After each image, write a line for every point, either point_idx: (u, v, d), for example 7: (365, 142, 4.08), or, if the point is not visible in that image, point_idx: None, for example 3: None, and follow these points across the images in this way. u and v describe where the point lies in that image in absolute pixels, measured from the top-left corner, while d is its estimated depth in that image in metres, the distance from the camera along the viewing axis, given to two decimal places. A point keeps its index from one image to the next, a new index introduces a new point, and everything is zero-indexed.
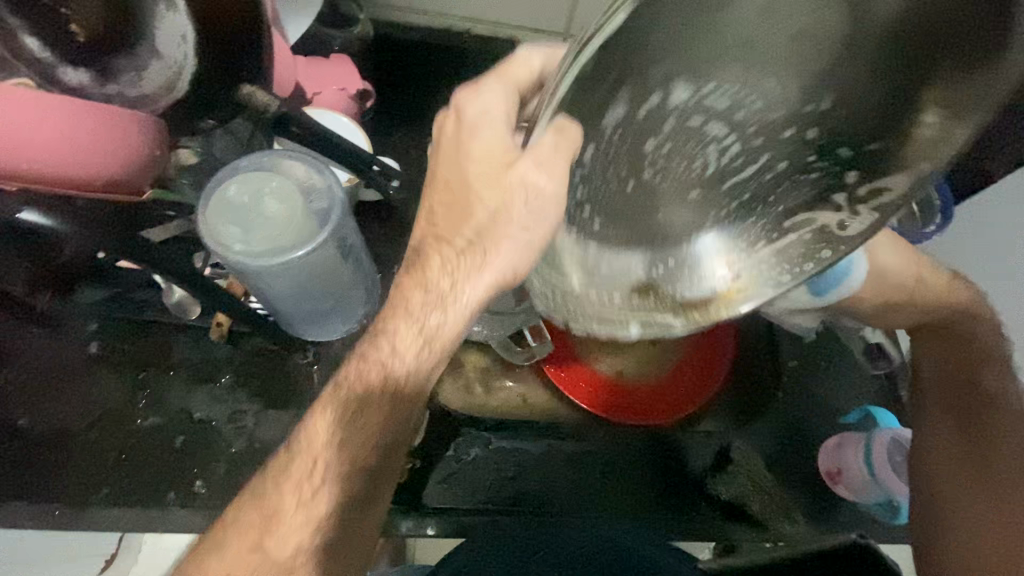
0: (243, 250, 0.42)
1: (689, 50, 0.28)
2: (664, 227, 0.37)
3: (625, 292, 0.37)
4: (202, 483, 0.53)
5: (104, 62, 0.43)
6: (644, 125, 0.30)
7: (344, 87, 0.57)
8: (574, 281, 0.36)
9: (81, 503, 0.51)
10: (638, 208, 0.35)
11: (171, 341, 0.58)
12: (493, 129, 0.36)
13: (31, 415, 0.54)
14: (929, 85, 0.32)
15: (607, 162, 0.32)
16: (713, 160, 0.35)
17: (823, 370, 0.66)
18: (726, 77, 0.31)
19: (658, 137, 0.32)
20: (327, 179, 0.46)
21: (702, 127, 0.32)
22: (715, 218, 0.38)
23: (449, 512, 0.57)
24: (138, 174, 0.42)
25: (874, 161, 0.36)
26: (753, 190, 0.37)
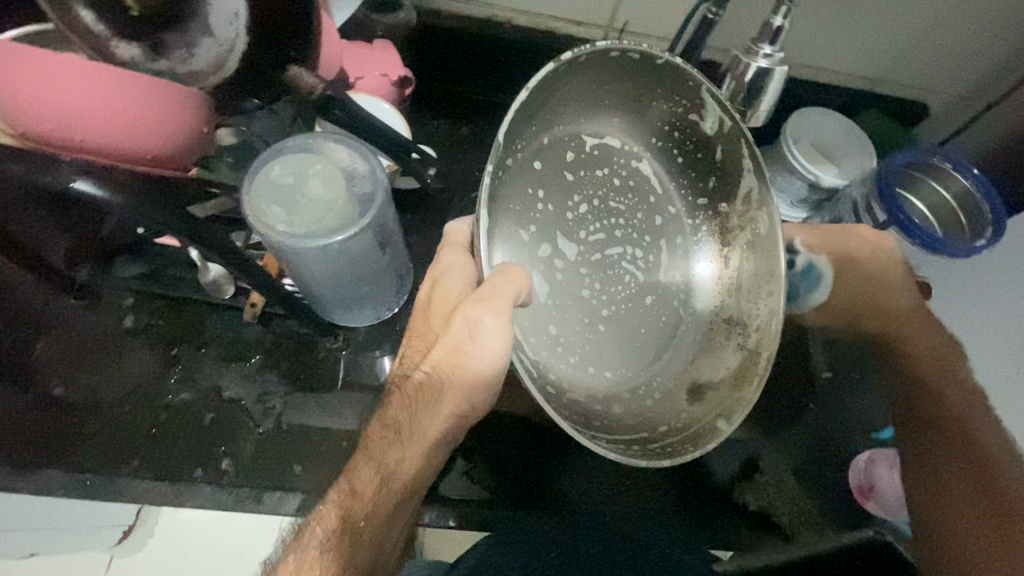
0: (287, 231, 0.42)
1: (551, 181, 0.46)
2: (652, 327, 0.49)
3: (665, 386, 0.48)
4: (229, 461, 0.53)
5: (157, 37, 0.42)
6: (567, 263, 0.46)
7: (386, 73, 0.57)
8: (612, 410, 0.46)
9: (110, 474, 0.51)
10: (596, 309, 0.47)
11: (203, 319, 0.58)
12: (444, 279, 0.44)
13: (64, 384, 0.54)
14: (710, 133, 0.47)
15: (561, 294, 0.46)
16: (629, 254, 0.49)
17: (856, 382, 0.64)
18: (588, 191, 0.48)
19: (573, 250, 0.47)
20: (371, 164, 0.46)
21: (607, 246, 0.48)
22: (663, 311, 0.50)
23: (470, 505, 0.56)
24: (184, 150, 0.42)
25: (721, 172, 0.49)
26: (682, 276, 0.50)
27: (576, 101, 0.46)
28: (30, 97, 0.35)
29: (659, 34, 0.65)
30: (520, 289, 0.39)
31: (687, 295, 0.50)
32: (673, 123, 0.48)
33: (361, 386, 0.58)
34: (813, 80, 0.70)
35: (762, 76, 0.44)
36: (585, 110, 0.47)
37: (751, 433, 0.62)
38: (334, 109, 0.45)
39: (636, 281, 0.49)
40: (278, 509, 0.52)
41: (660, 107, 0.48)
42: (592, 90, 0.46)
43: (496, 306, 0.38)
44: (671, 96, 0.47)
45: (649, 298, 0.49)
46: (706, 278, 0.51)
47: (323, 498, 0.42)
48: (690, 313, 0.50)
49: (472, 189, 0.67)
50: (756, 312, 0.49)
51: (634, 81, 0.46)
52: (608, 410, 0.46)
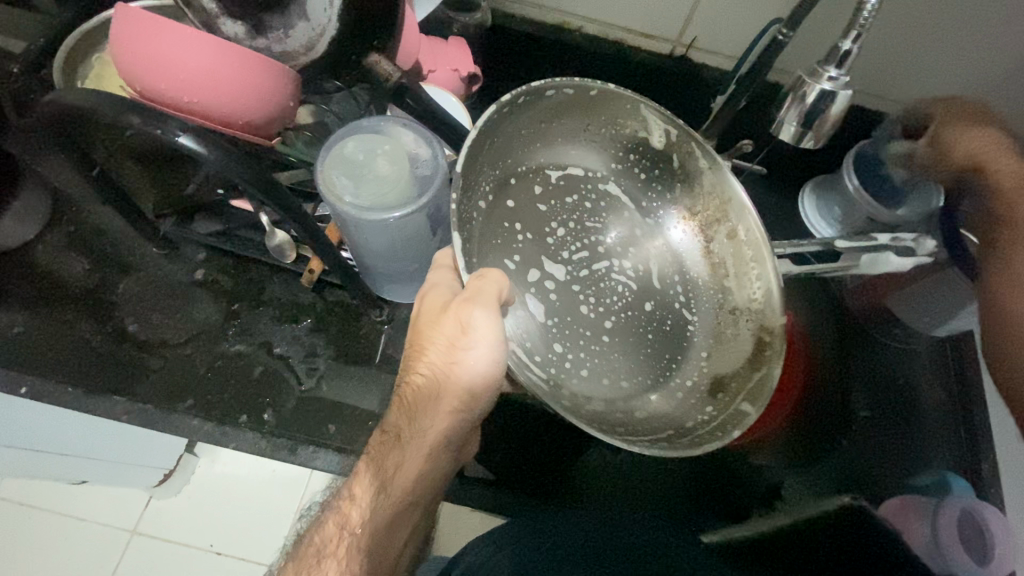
0: (352, 202, 0.45)
1: (525, 210, 0.53)
2: (657, 332, 0.52)
3: (685, 382, 0.50)
4: (270, 412, 0.57)
5: (261, 18, 0.48)
6: (558, 285, 0.51)
7: (457, 68, 0.60)
8: (635, 415, 0.48)
9: (167, 408, 0.56)
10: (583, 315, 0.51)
11: (265, 279, 0.63)
12: (435, 289, 0.45)
13: (138, 322, 0.60)
14: (659, 140, 0.54)
15: (560, 314, 0.50)
16: (615, 267, 0.53)
17: (898, 422, 0.62)
18: (563, 217, 0.54)
19: (562, 271, 0.52)
20: (434, 151, 0.49)
21: (593, 261, 0.53)
22: (661, 322, 0.52)
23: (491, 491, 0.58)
24: (269, 120, 0.45)
25: (678, 170, 0.55)
26: (675, 274, 0.54)
27: (530, 140, 0.53)
28: (146, 57, 0.39)
29: (727, 53, 0.66)
30: (502, 288, 0.43)
31: (683, 285, 0.54)
32: (635, 151, 0.55)
33: (398, 360, 0.61)
34: (883, 112, 0.69)
35: (825, 96, 0.44)
36: (542, 148, 0.54)
37: (777, 461, 0.61)
38: (406, 98, 0.48)
39: (628, 285, 0.53)
40: (311, 462, 0.56)
41: (610, 132, 0.55)
42: (540, 130, 0.53)
43: (481, 301, 0.41)
44: (614, 122, 0.54)
45: (647, 304, 0.52)
46: (703, 271, 0.54)
47: (333, 500, 0.42)
48: (690, 303, 0.53)
49: None
50: (753, 293, 0.50)
51: (575, 115, 0.53)
52: (603, 400, 0.48)
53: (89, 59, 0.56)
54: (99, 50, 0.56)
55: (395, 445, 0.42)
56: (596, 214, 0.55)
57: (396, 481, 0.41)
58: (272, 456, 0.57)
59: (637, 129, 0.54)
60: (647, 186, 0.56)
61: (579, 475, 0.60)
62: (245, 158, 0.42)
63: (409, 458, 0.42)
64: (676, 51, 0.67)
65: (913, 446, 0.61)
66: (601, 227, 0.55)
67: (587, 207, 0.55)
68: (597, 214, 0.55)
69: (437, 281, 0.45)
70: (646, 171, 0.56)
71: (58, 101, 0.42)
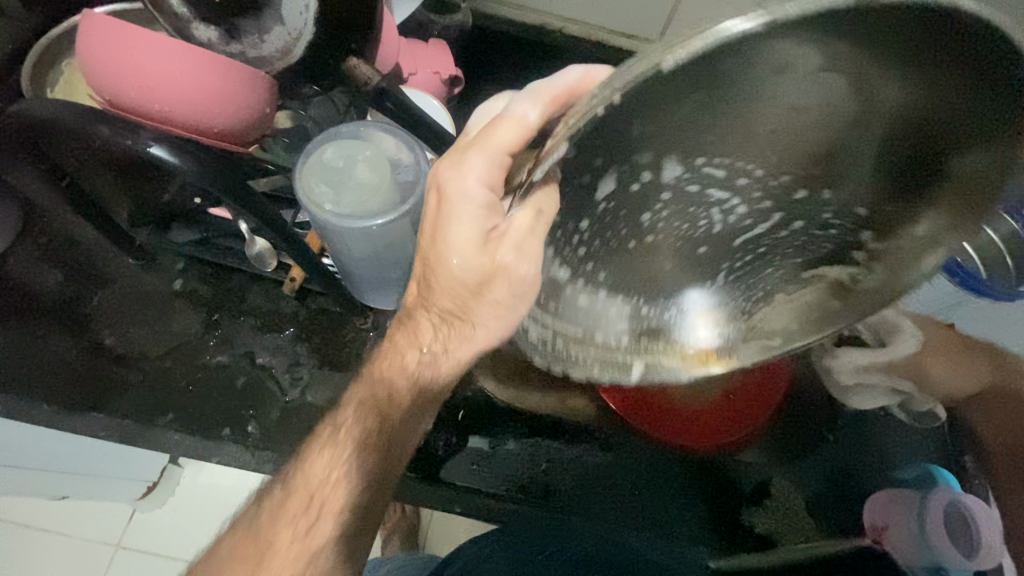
0: (332, 211, 0.44)
1: (736, 48, 0.21)
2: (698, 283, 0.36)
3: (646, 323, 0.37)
4: (255, 423, 0.56)
5: (235, 22, 0.47)
6: (650, 187, 0.27)
7: (438, 71, 0.60)
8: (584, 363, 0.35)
9: (148, 422, 0.55)
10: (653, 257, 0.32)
11: (246, 288, 0.62)
12: (479, 177, 0.31)
13: (115, 335, 0.58)
14: (973, 164, 0.29)
15: (604, 213, 0.28)
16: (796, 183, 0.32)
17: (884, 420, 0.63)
18: (728, 154, 0.27)
19: (674, 175, 0.27)
20: (416, 156, 0.48)
21: (717, 186, 0.29)
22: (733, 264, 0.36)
23: (478, 495, 0.58)
24: (244, 128, 0.44)
25: (959, 191, 0.31)
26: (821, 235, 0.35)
27: (821, 57, 0.22)
28: (113, 64, 0.38)
29: None
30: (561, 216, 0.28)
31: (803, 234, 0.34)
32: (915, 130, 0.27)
33: None
34: None
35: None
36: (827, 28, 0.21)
37: (767, 459, 0.62)
38: (388, 102, 0.48)
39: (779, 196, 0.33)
40: None
41: (971, 102, 0.26)
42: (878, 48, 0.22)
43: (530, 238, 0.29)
44: (997, 104, 0.25)
45: (702, 249, 0.34)
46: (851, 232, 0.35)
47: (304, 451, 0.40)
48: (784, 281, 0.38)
49: None
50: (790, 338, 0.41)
51: (958, 59, 0.23)
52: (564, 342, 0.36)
53: (57, 65, 0.54)
54: (67, 56, 0.54)
55: (392, 385, 0.40)
56: (788, 123, 0.26)
57: (388, 427, 0.40)
58: (257, 469, 0.56)
59: (979, 139, 0.28)
60: (916, 160, 0.29)
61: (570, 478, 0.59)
62: (221, 167, 0.41)
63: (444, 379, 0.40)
64: None
65: (894, 449, 0.62)
66: (775, 143, 0.27)
67: (780, 112, 0.25)
68: (777, 134, 0.27)
69: (476, 159, 0.31)
70: (992, 116, 0.26)
71: (24, 111, 0.41)
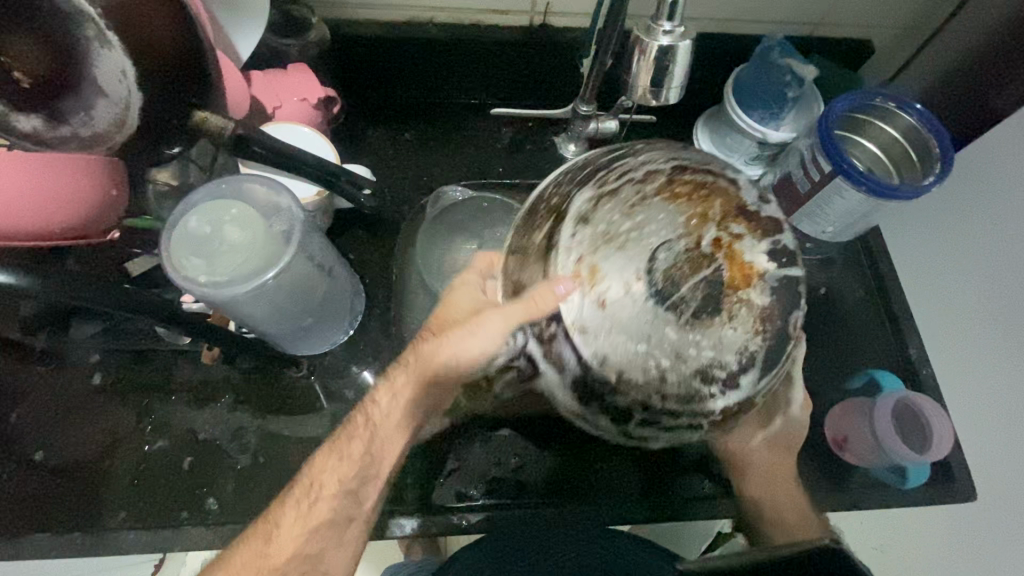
0: (207, 282, 0.43)
1: (601, 203, 0.38)
2: (628, 241, 0.36)
3: (613, 201, 0.38)
4: (213, 500, 0.55)
5: (53, 106, 0.39)
6: (636, 182, 0.38)
7: (305, 97, 0.59)
8: (630, 162, 0.40)
9: (100, 529, 0.53)
10: (623, 197, 0.38)
11: (170, 365, 0.60)
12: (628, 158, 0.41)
13: (45, 449, 0.56)
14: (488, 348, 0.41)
15: (630, 196, 0.38)
16: (714, 364, 0.35)
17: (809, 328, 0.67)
18: (649, 217, 0.37)
19: (659, 178, 0.38)
20: (286, 200, 0.47)
21: (656, 191, 0.38)
22: (609, 199, 0.38)
23: (433, 511, 0.55)
24: (97, 216, 0.46)
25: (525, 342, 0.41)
26: (655, 331, 0.34)
27: (592, 192, 0.38)
28: None
29: (582, 11, 0.64)
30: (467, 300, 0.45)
31: (650, 275, 0.35)
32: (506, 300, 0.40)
33: (334, 406, 0.60)
34: (745, 34, 0.69)
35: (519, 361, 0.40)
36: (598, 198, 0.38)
37: None
38: (252, 148, 0.47)
39: (568, 372, 0.37)
40: None
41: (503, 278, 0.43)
42: (600, 202, 0.38)
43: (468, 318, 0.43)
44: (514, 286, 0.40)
45: (635, 220, 0.36)
46: (588, 223, 0.37)
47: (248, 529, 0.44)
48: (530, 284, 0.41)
49: (420, 196, 0.68)
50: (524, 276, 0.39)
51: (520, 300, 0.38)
52: (633, 166, 0.40)
53: None
54: None
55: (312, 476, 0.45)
56: (612, 207, 0.37)
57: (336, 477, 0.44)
58: (224, 545, 0.54)
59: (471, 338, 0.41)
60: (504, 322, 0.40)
61: (394, 415, 0.45)
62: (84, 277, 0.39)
63: (339, 467, 0.44)
64: (533, 23, 0.65)
65: (830, 374, 0.65)
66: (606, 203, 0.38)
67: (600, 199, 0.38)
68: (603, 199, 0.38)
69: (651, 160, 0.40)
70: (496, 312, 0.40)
71: None
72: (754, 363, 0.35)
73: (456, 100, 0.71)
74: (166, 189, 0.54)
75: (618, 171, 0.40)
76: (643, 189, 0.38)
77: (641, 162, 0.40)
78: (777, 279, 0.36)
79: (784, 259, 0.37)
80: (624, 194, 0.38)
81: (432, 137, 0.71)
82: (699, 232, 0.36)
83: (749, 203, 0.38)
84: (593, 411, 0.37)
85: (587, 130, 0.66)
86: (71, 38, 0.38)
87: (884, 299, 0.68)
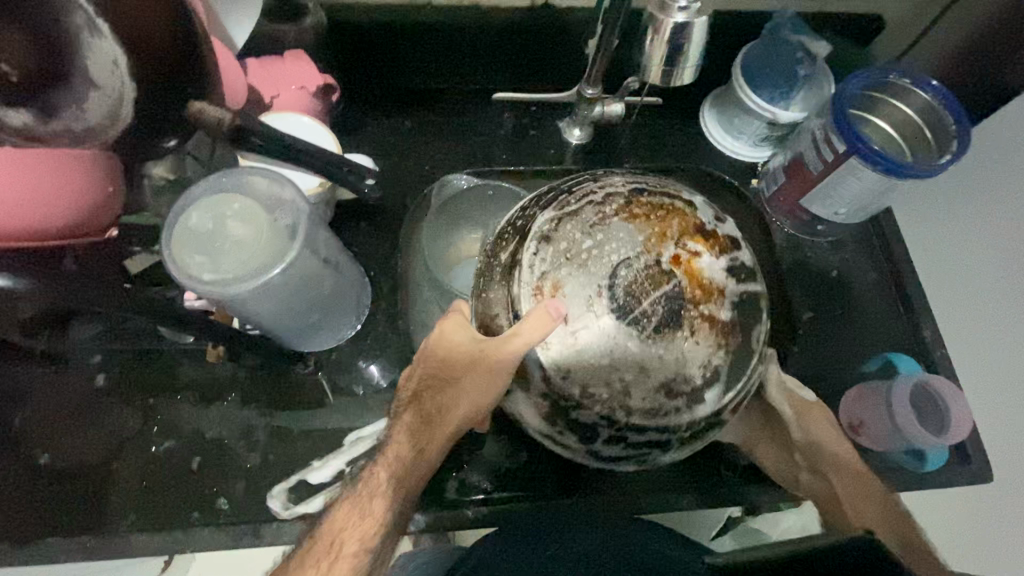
0: (212, 279, 0.41)
1: (562, 225, 0.40)
2: (590, 263, 0.39)
3: (575, 221, 0.40)
4: (223, 500, 0.54)
5: (45, 98, 0.36)
6: (594, 203, 0.41)
7: (303, 85, 0.57)
8: (585, 189, 0.43)
9: (109, 532, 0.52)
10: (583, 220, 0.40)
11: (174, 363, 0.59)
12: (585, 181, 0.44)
13: (50, 452, 0.55)
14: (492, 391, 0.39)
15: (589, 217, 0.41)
16: (682, 379, 0.38)
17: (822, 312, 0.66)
18: (608, 240, 0.39)
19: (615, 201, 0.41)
20: (291, 191, 0.45)
21: (615, 211, 0.40)
22: (567, 220, 0.41)
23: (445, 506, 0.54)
24: (91, 214, 0.45)
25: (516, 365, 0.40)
26: (620, 344, 0.37)
27: (551, 218, 0.41)
28: None
29: None
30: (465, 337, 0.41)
31: (611, 291, 0.38)
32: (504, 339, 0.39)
33: (342, 402, 0.59)
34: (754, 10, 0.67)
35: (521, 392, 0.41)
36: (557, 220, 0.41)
37: None
38: (251, 138, 0.46)
39: (535, 387, 0.40)
40: (280, 539, 0.53)
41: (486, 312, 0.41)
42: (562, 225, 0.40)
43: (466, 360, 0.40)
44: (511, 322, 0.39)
45: (595, 242, 0.39)
46: (547, 246, 0.40)
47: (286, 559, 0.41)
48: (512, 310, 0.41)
49: (422, 186, 0.67)
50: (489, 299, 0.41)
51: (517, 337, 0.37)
52: (590, 191, 0.42)
53: None
54: None
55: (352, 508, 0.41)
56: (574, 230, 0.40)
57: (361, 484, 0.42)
58: (237, 545, 0.53)
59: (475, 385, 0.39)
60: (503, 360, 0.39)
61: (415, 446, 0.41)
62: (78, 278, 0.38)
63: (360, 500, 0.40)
64: (537, 2, 0.61)
65: (840, 357, 0.64)
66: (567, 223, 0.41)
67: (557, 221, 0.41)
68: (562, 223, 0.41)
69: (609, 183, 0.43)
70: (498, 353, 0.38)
71: None
72: (715, 377, 0.39)
73: (458, 85, 0.69)
74: (163, 183, 0.52)
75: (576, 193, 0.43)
76: (603, 211, 0.41)
77: (600, 184, 0.43)
78: (738, 293, 0.40)
79: (740, 275, 0.40)
80: (584, 214, 0.41)
81: (433, 124, 0.69)
82: (658, 250, 0.39)
83: (705, 222, 0.41)
84: (560, 429, 0.41)
85: (593, 113, 0.65)
86: (61, 25, 0.35)
87: (898, 280, 0.67)
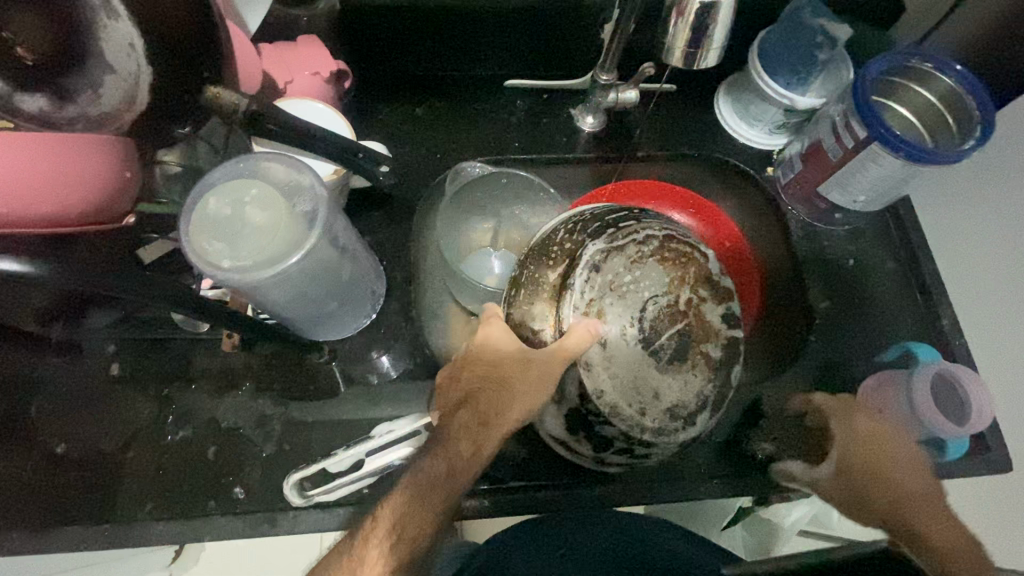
0: (232, 266, 0.41)
1: (608, 256, 0.42)
2: (629, 296, 0.41)
3: (619, 254, 0.42)
4: (239, 488, 0.54)
5: (60, 82, 0.37)
6: (639, 240, 0.43)
7: (316, 71, 0.56)
8: (631, 223, 0.44)
9: (127, 521, 0.52)
10: (627, 254, 0.42)
11: (188, 352, 0.59)
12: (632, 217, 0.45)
13: (67, 441, 0.55)
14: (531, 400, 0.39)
15: (630, 251, 0.42)
16: (682, 406, 0.41)
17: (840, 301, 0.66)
18: (646, 280, 0.41)
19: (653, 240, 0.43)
20: (309, 178, 0.45)
21: (653, 248, 0.42)
22: (609, 252, 0.42)
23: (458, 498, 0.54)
24: (107, 200, 0.41)
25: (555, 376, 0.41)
26: (641, 370, 0.40)
27: (598, 247, 0.42)
28: None
29: None
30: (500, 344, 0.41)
31: (642, 323, 0.40)
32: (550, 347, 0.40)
33: (356, 391, 0.59)
34: None
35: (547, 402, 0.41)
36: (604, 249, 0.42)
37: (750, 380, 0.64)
38: (266, 124, 0.45)
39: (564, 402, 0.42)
40: (296, 528, 0.53)
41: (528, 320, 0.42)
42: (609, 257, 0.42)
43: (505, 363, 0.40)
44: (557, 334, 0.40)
45: (633, 276, 0.41)
46: (595, 275, 0.41)
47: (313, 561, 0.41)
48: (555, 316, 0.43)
49: (434, 175, 0.66)
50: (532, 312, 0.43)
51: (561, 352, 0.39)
52: (635, 225, 0.44)
53: None
54: None
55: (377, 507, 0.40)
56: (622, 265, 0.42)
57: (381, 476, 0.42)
58: (253, 534, 0.53)
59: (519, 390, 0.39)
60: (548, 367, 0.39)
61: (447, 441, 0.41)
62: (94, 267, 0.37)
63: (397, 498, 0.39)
64: None
65: (857, 346, 0.64)
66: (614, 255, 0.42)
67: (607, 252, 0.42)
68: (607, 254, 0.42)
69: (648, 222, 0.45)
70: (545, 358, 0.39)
71: None
72: (706, 403, 0.42)
73: (470, 73, 0.69)
74: (176, 170, 0.52)
75: (623, 222, 0.44)
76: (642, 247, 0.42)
77: (644, 221, 0.44)
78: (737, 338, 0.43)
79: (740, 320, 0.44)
80: (628, 249, 0.42)
81: (445, 112, 0.68)
82: (680, 292, 0.41)
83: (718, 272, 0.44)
84: (580, 437, 0.43)
85: (607, 100, 0.64)
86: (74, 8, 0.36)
87: (915, 269, 0.66)
